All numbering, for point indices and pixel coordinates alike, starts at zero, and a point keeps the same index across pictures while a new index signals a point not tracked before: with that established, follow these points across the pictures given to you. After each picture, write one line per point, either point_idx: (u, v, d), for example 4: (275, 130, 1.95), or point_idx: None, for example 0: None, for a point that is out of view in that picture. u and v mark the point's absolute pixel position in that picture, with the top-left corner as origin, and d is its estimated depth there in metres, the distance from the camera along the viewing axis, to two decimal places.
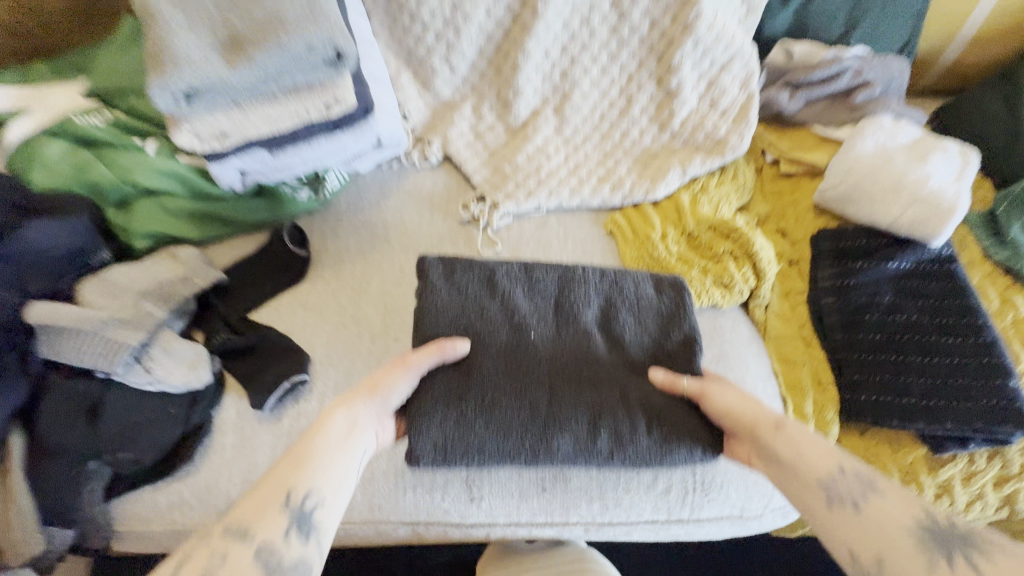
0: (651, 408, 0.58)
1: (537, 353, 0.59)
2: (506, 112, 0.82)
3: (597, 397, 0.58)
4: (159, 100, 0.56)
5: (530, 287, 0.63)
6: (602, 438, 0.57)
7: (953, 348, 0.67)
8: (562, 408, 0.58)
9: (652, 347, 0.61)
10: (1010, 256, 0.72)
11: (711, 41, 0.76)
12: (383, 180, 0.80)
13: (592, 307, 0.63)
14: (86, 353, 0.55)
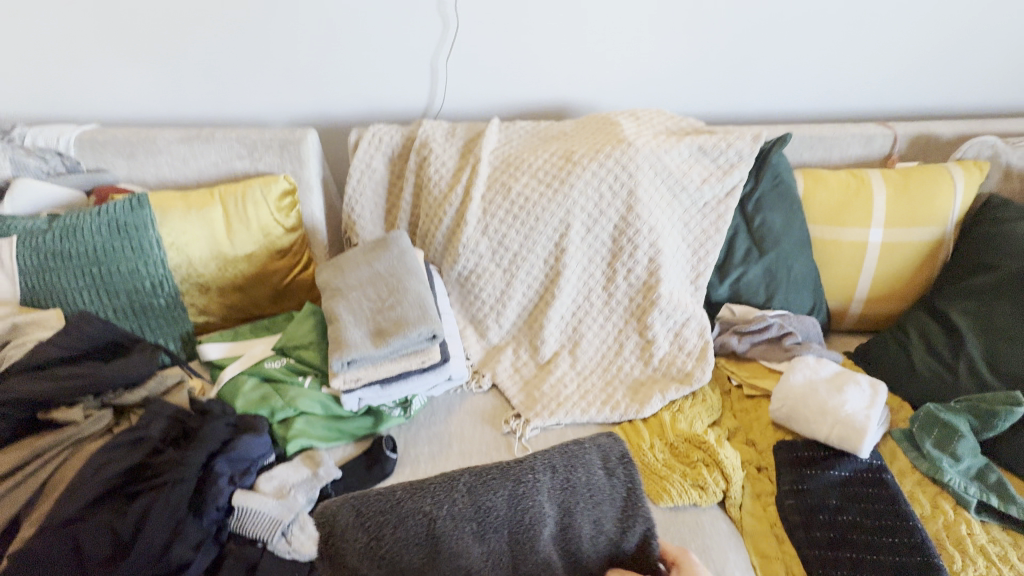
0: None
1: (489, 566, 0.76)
2: (535, 353, 1.19)
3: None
4: (335, 365, 0.97)
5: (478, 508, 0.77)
6: None
7: (892, 547, 0.83)
8: None
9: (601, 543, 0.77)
10: (930, 466, 0.92)
11: (671, 310, 1.15)
12: (450, 401, 1.14)
13: (544, 516, 0.77)
14: (256, 528, 0.84)
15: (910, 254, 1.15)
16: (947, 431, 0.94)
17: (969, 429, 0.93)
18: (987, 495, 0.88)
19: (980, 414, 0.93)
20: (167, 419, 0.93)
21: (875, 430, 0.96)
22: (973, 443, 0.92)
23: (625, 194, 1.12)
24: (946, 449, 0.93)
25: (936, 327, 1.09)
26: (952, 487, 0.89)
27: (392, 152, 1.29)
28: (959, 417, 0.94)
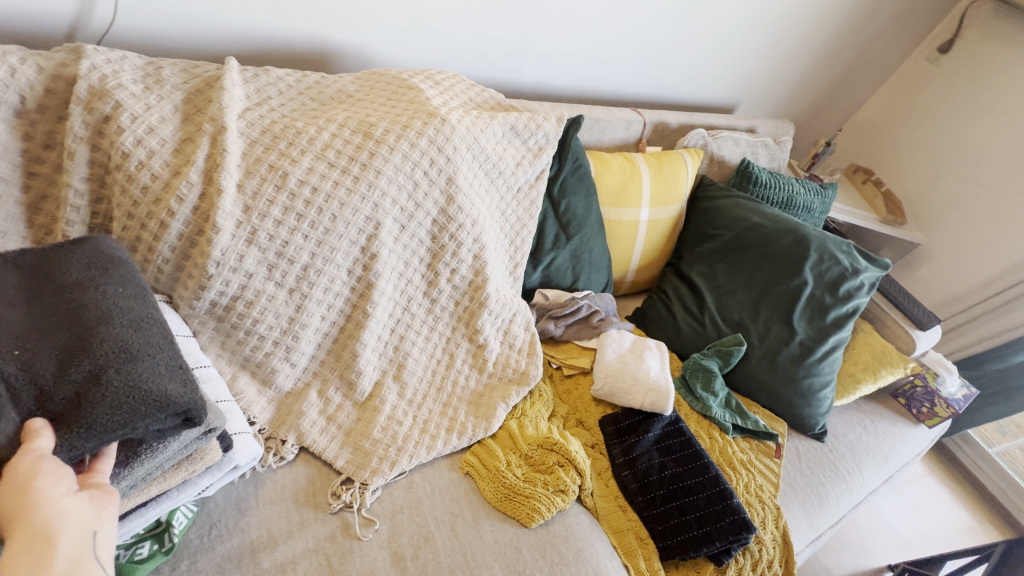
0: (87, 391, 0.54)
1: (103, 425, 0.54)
2: (351, 389, 0.92)
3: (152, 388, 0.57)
4: None
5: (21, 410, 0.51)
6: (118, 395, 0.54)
7: (699, 485, 1.01)
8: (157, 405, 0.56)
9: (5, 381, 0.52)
10: (702, 406, 1.16)
11: (500, 308, 1.05)
12: (238, 495, 0.78)
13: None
14: None
15: (663, 228, 1.38)
16: (707, 374, 1.19)
17: (718, 369, 1.21)
18: (735, 417, 1.16)
19: (723, 356, 1.22)
20: None
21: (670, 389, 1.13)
22: (722, 379, 1.20)
23: (444, 181, 0.92)
24: (709, 389, 1.18)
25: (684, 288, 1.36)
26: (717, 418, 1.15)
27: (18, 99, 0.70)
28: (712, 361, 1.21)
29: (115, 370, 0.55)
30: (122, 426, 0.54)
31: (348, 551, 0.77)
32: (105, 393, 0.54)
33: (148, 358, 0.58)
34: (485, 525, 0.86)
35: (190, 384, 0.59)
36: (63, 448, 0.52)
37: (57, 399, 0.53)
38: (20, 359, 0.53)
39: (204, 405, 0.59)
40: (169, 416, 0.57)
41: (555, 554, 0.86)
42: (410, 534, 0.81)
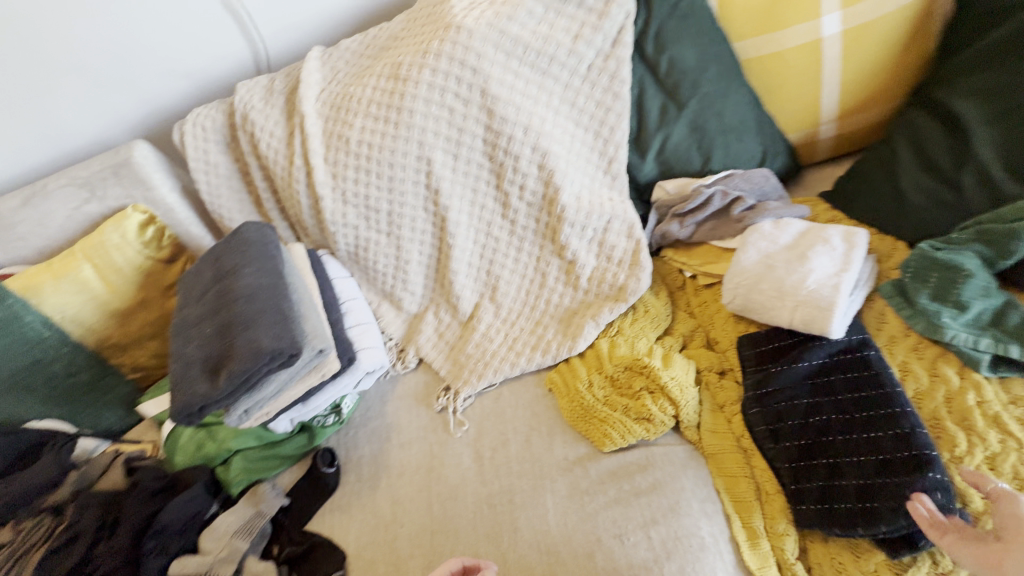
0: (230, 348, 0.82)
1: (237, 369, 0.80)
2: (455, 310, 1.05)
3: (260, 342, 0.80)
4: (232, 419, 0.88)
5: (206, 365, 0.82)
6: (242, 348, 0.80)
7: (872, 444, 0.68)
8: (265, 352, 0.80)
9: (199, 346, 0.84)
10: (925, 325, 0.71)
11: (584, 218, 0.93)
12: (383, 390, 1.06)
13: (184, 354, 0.85)
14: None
15: (885, 34, 0.83)
16: (945, 275, 0.71)
17: (976, 263, 0.70)
18: (1007, 344, 0.66)
19: (991, 241, 0.69)
20: (97, 507, 0.91)
21: (848, 298, 0.76)
22: (984, 281, 0.69)
23: (478, 96, 0.86)
24: (948, 298, 0.70)
25: (933, 129, 0.80)
26: (957, 345, 0.69)
27: (222, 137, 1.08)
28: (961, 251, 0.71)
29: (242, 333, 0.82)
30: (249, 370, 0.80)
31: (443, 443, 0.94)
32: (238, 348, 0.80)
33: (259, 323, 0.83)
34: (558, 443, 0.87)
35: (284, 332, 0.82)
36: (224, 381, 0.79)
37: (221, 356, 0.82)
38: (205, 333, 0.86)
39: (296, 346, 0.81)
40: (277, 357, 0.81)
41: (626, 484, 0.79)
42: (490, 437, 0.91)
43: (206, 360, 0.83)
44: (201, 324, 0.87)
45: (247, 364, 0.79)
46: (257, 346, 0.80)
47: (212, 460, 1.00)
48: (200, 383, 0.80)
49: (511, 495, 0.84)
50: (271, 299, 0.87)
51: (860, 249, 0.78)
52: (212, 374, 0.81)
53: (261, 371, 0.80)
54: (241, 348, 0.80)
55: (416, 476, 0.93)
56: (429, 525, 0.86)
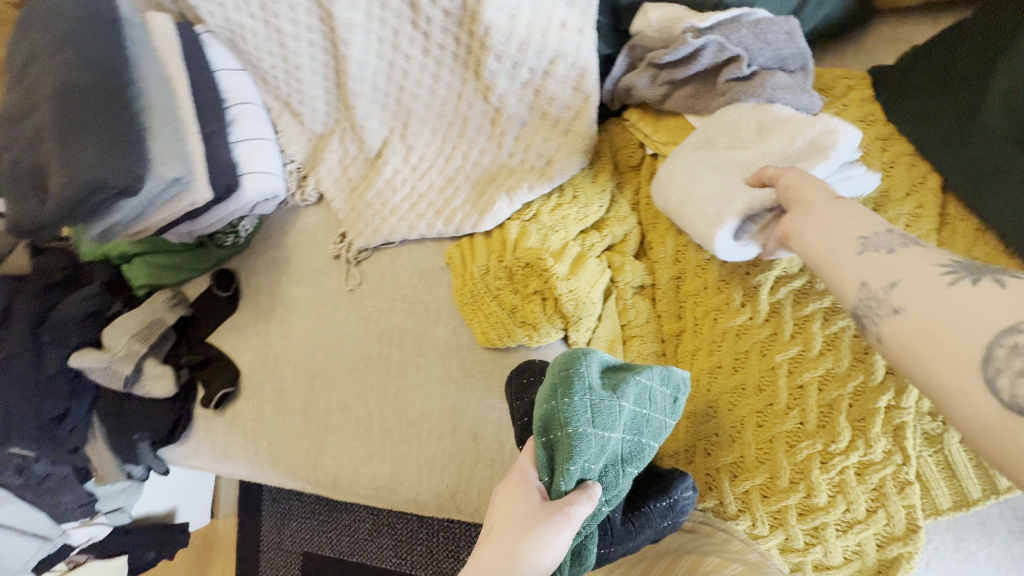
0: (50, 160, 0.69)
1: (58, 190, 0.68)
2: (362, 144, 0.85)
3: (85, 165, 0.67)
4: (92, 234, 0.79)
5: (25, 172, 0.70)
6: (64, 163, 0.68)
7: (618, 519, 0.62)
8: (90, 175, 0.67)
9: (21, 143, 0.71)
10: (541, 464, 0.53)
11: (517, 51, 0.67)
12: (284, 221, 0.95)
13: (7, 150, 0.72)
14: (106, 377, 0.90)
15: None
16: (572, 407, 0.53)
17: (625, 412, 0.56)
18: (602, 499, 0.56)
19: (665, 386, 0.60)
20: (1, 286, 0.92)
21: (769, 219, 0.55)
22: (656, 422, 0.59)
23: None
24: (551, 435, 0.53)
25: None
26: (558, 490, 0.52)
27: None
28: (597, 380, 0.57)
29: (58, 158, 0.68)
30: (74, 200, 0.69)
31: (336, 293, 0.89)
32: (59, 172, 0.68)
33: (86, 137, 0.68)
34: (443, 324, 0.80)
35: (105, 160, 0.68)
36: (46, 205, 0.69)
37: (40, 167, 0.69)
38: (26, 130, 0.71)
39: (137, 181, 0.70)
40: (108, 188, 0.68)
41: (495, 380, 0.76)
42: (380, 298, 0.85)
43: (31, 179, 0.70)
44: (19, 115, 0.72)
45: (66, 190, 0.67)
46: (82, 167, 0.67)
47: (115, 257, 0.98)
48: (25, 194, 0.70)
49: (389, 361, 0.82)
50: (96, 116, 0.70)
51: (830, 161, 0.52)
52: (30, 184, 0.70)
53: (94, 203, 0.70)
54: (64, 163, 0.68)
55: (308, 318, 0.90)
56: (309, 365, 0.88)
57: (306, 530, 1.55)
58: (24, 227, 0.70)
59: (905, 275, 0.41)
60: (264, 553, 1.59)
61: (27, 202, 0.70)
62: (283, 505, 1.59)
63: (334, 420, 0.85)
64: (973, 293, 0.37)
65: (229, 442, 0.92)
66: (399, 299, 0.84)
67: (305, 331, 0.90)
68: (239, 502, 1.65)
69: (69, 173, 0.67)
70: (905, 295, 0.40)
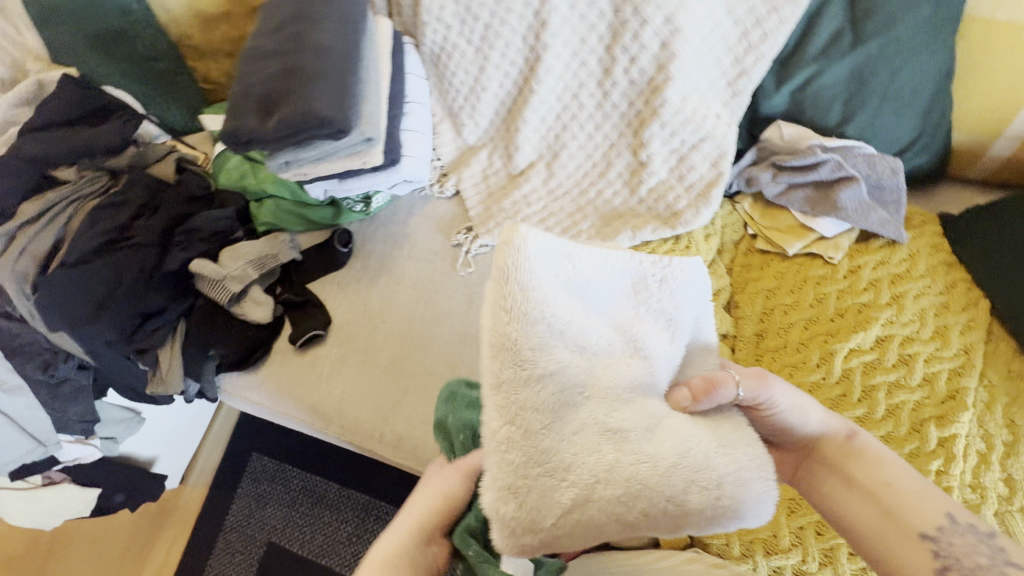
0: (287, 94, 0.81)
1: (286, 115, 0.80)
2: (509, 161, 1.01)
3: (316, 102, 0.79)
4: (279, 165, 0.91)
5: (261, 99, 0.83)
6: (297, 97, 0.80)
7: None
8: (318, 111, 0.79)
9: (265, 78, 0.84)
10: (444, 451, 0.74)
11: (679, 124, 0.84)
12: (414, 205, 1.07)
13: (249, 80, 0.85)
14: (213, 290, 0.96)
15: None
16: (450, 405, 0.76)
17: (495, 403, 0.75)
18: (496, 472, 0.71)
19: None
20: (147, 186, 1.01)
21: (706, 494, 0.48)
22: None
23: None
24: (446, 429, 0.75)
25: None
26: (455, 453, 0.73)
27: None
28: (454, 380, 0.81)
29: (294, 92, 0.81)
30: (294, 127, 0.80)
31: (446, 274, 0.99)
32: (291, 104, 0.80)
33: (321, 81, 0.80)
34: None
35: (332, 103, 0.80)
36: (270, 126, 0.81)
37: (276, 96, 0.82)
38: (273, 68, 0.84)
39: (346, 124, 0.80)
40: (325, 127, 0.80)
41: None
42: (488, 288, 0.96)
43: (263, 104, 0.83)
44: (270, 56, 0.86)
45: (294, 120, 0.79)
46: (313, 105, 0.79)
47: (248, 193, 1.08)
48: (253, 115, 0.82)
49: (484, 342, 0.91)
50: (334, 66, 0.82)
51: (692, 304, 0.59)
52: (261, 109, 0.82)
53: (308, 134, 0.81)
54: (297, 97, 0.80)
55: (412, 290, 1.00)
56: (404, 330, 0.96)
57: (279, 518, 1.48)
58: (238, 138, 0.84)
59: (852, 429, 0.64)
60: (225, 533, 1.50)
61: (254, 123, 0.82)
62: (263, 487, 1.53)
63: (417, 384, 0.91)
64: (900, 469, 0.60)
65: (301, 381, 0.97)
66: None
67: (407, 300, 0.99)
68: (216, 473, 1.58)
69: (301, 105, 0.79)
70: (863, 446, 0.62)
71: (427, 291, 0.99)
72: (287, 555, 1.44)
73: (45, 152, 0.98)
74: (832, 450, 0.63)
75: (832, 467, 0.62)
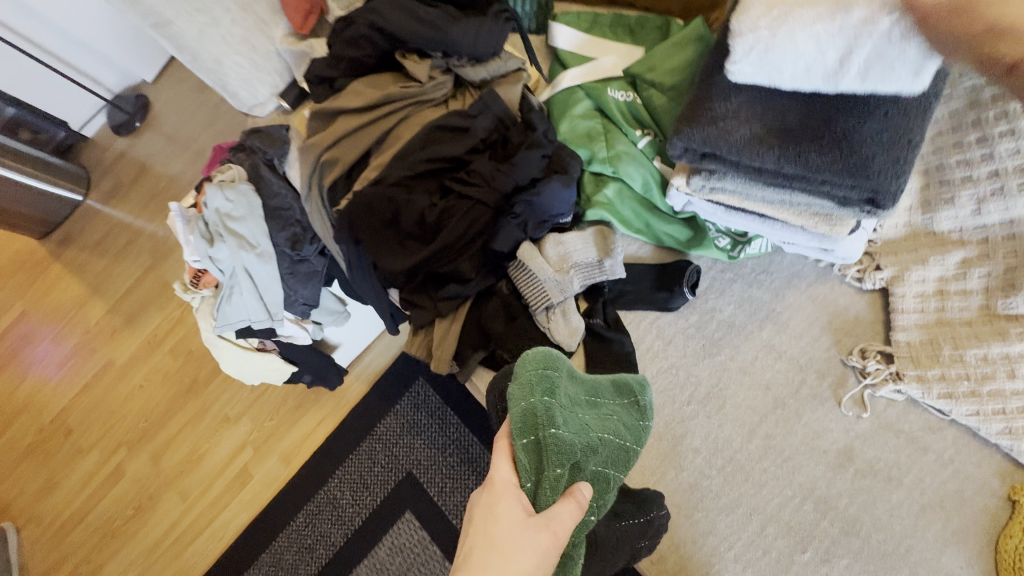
0: (818, 120, 0.56)
1: (810, 152, 0.56)
2: (1002, 291, 0.65)
3: (870, 152, 0.54)
4: (692, 183, 0.65)
5: (766, 106, 0.57)
6: (835, 134, 0.55)
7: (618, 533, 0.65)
8: (868, 167, 0.55)
9: None
10: (522, 469, 0.52)
11: None
12: (798, 271, 0.78)
13: None
14: (525, 285, 0.76)
15: None
16: (542, 385, 0.56)
17: (589, 426, 0.58)
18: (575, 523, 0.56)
19: (620, 395, 0.67)
20: (496, 117, 0.79)
21: (870, 37, 0.45)
22: (619, 443, 0.61)
23: None
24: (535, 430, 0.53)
25: None
26: (542, 499, 0.51)
27: None
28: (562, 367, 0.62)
29: (840, 122, 0.55)
30: (819, 172, 0.56)
31: (820, 399, 0.71)
32: (824, 141, 0.55)
33: (883, 119, 0.54)
34: (954, 554, 0.62)
35: (888, 160, 0.55)
36: (775, 157, 0.57)
37: (796, 117, 0.56)
38: None
39: (892, 193, 0.57)
40: (855, 189, 0.57)
41: None
42: (879, 454, 0.68)
43: (772, 118, 0.57)
44: None
45: (820, 167, 0.56)
46: (862, 154, 0.55)
47: (589, 164, 0.82)
48: (745, 127, 0.57)
49: (852, 530, 0.65)
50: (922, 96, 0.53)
51: None
52: (762, 125, 0.57)
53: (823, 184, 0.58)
54: (836, 135, 0.55)
55: (760, 395, 0.73)
56: (732, 444, 0.72)
57: (424, 455, 1.39)
58: (702, 150, 0.60)
59: None
60: (371, 440, 1.42)
61: (745, 141, 0.57)
62: (419, 417, 1.43)
63: (731, 531, 0.68)
64: None
65: None
66: (907, 479, 0.66)
67: (747, 405, 0.73)
68: None
69: (843, 150, 0.55)
70: None
71: (784, 409, 0.72)
72: (420, 497, 1.37)
73: (401, 29, 0.77)
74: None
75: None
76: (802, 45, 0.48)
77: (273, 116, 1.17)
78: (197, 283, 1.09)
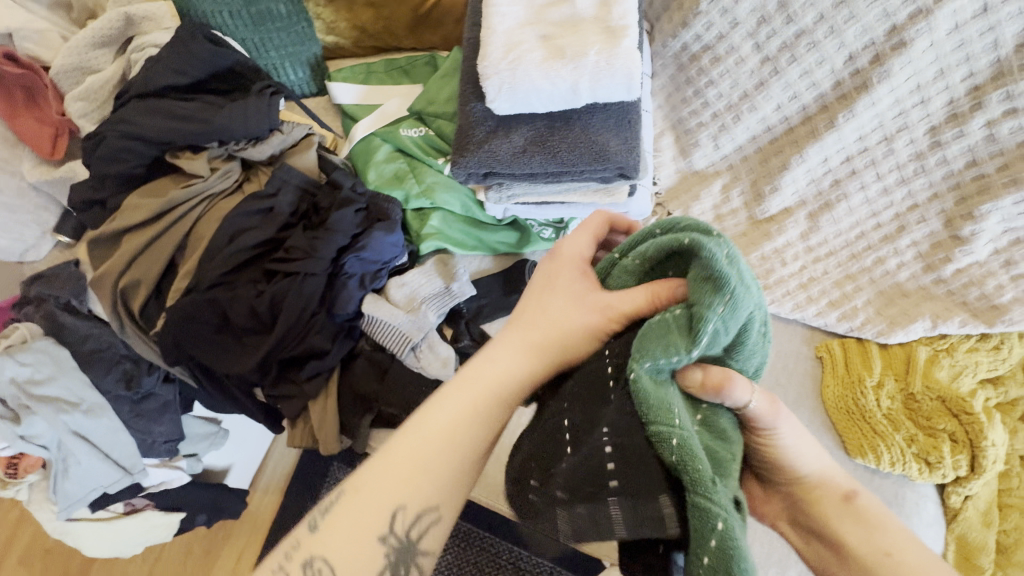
0: (561, 122, 0.62)
1: (562, 150, 0.61)
2: (755, 201, 0.81)
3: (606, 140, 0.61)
4: (489, 199, 0.71)
5: (516, 122, 0.63)
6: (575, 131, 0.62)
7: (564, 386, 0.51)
8: (608, 152, 0.60)
9: None
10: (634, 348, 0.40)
11: None
12: None
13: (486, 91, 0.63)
14: (384, 335, 0.77)
15: None
16: (705, 238, 0.40)
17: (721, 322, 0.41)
18: (682, 407, 0.39)
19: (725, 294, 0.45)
20: (296, 190, 0.78)
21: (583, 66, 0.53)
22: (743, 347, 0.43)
23: None
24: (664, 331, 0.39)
25: None
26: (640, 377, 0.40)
27: None
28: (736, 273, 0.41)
29: (577, 120, 0.62)
30: (575, 167, 0.62)
31: None
32: (569, 139, 0.61)
33: (604, 109, 0.62)
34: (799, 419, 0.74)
35: (623, 138, 0.61)
36: (539, 162, 0.62)
37: (542, 124, 0.63)
38: None
39: (635, 167, 0.61)
40: (607, 172, 0.63)
41: None
42: None
43: (527, 132, 0.62)
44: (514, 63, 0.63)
45: (575, 162, 0.61)
46: (599, 142, 0.61)
47: (406, 203, 0.85)
48: (506, 143, 0.62)
49: None
50: None
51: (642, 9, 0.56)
52: (519, 137, 0.63)
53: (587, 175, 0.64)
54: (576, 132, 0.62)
55: None
56: None
57: None
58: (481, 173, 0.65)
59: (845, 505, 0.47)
60: None
61: (508, 156, 0.62)
62: None
63: None
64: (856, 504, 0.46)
65: None
66: None
67: None
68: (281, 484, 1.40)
69: (585, 142, 0.61)
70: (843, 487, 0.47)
71: None
72: None
73: (162, 132, 0.73)
74: (832, 500, 0.47)
75: (812, 525, 0.47)
76: (537, 81, 0.55)
77: (56, 256, 1.02)
78: (15, 471, 0.91)
